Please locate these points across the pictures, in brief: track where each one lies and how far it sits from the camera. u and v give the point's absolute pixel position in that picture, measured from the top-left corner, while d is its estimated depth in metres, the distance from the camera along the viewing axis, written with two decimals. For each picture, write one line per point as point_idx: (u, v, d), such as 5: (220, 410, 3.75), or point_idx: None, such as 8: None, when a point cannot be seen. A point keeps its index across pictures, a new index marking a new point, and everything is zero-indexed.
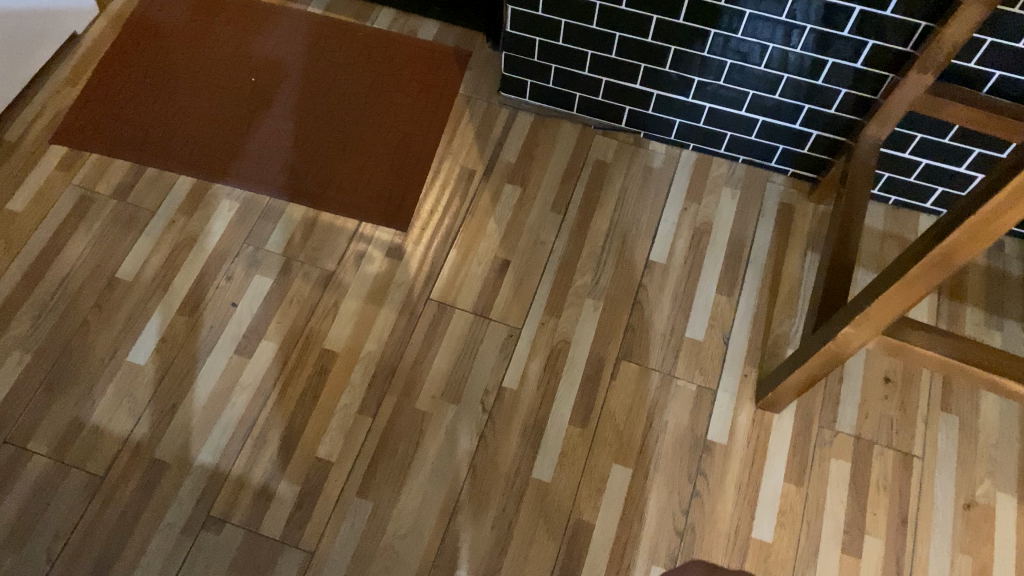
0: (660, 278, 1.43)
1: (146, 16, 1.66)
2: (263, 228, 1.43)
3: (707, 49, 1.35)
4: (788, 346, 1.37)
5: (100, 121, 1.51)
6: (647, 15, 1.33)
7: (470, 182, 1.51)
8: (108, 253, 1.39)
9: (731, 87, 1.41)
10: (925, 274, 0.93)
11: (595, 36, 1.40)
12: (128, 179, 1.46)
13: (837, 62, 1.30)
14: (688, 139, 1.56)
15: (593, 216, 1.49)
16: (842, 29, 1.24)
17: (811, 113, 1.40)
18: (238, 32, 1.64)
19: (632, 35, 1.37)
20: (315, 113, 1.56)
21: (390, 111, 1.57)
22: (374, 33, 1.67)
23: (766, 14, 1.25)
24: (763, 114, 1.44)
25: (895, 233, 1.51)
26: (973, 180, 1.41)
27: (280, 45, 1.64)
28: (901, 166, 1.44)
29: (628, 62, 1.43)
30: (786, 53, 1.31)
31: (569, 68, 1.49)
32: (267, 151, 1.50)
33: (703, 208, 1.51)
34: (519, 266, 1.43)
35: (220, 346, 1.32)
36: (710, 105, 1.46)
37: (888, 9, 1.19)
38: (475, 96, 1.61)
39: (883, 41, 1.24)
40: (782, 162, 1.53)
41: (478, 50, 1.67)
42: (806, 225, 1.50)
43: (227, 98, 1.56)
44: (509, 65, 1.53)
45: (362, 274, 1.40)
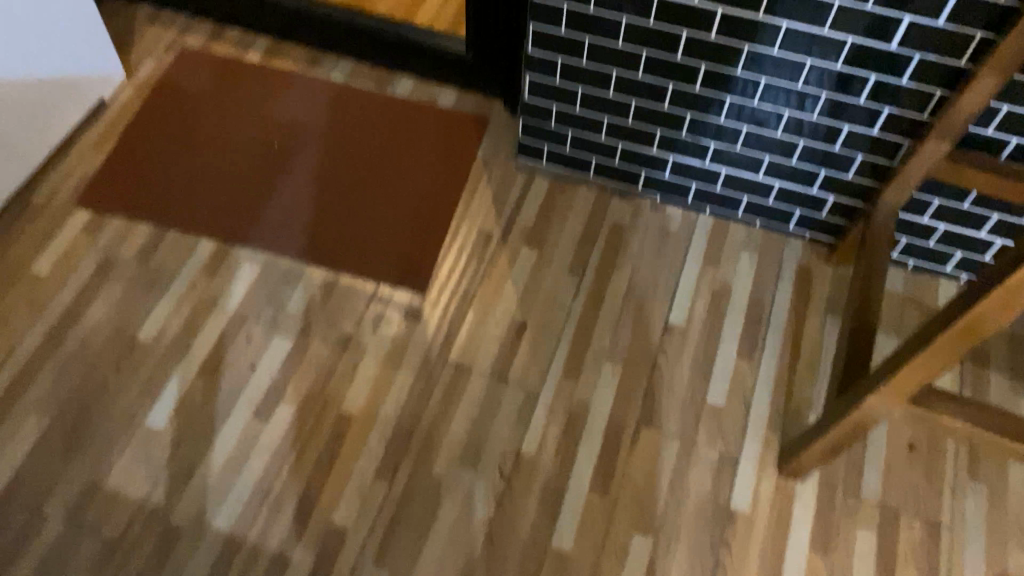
0: (679, 342, 1.42)
1: (171, 81, 1.69)
2: (283, 291, 1.44)
3: (722, 115, 1.37)
4: (810, 413, 1.35)
5: (126, 186, 1.54)
6: (663, 83, 1.35)
7: (488, 244, 1.52)
8: (129, 315, 1.40)
9: (747, 152, 1.42)
10: (951, 343, 0.92)
11: (612, 103, 1.42)
12: (151, 242, 1.48)
13: (853, 129, 1.31)
14: (705, 202, 1.56)
15: (611, 279, 1.49)
16: (857, 97, 1.26)
17: (828, 177, 1.41)
18: (261, 98, 1.67)
19: (649, 102, 1.39)
20: (336, 177, 1.58)
21: (410, 176, 1.59)
22: (394, 99, 1.70)
23: (781, 82, 1.27)
24: (779, 179, 1.45)
25: (916, 297, 1.50)
26: (994, 244, 1.40)
27: (301, 110, 1.67)
28: (920, 230, 1.44)
29: (645, 128, 1.45)
30: (801, 119, 1.32)
31: (586, 133, 1.51)
32: (287, 215, 1.52)
33: (722, 271, 1.51)
34: (536, 328, 1.42)
35: (237, 409, 1.31)
36: (726, 170, 1.47)
37: (903, 77, 1.20)
38: (493, 160, 1.63)
39: (899, 108, 1.25)
40: (799, 225, 1.53)
41: (496, 115, 1.69)
42: (825, 289, 1.49)
43: (249, 163, 1.58)
44: (527, 130, 1.55)
45: (380, 336, 1.40)
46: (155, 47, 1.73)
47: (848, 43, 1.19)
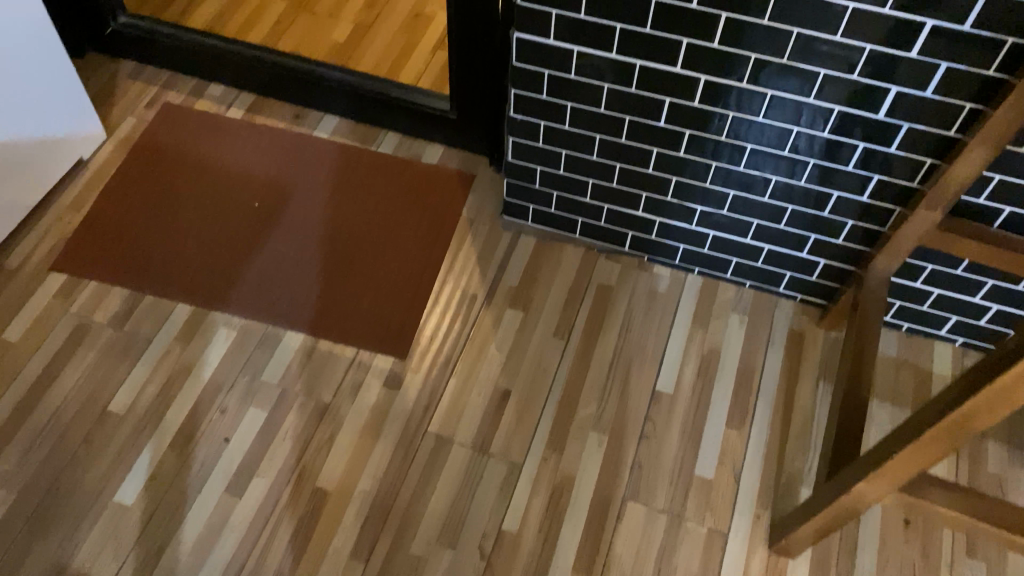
0: (668, 409, 1.38)
1: (153, 138, 1.66)
2: (259, 358, 1.40)
3: (708, 180, 1.34)
4: (802, 486, 1.31)
5: (104, 248, 1.51)
6: (647, 148, 1.32)
7: (472, 305, 1.48)
8: (101, 384, 1.36)
9: (735, 216, 1.39)
10: (942, 436, 0.88)
11: (596, 166, 1.40)
12: (126, 307, 1.44)
13: (842, 195, 1.28)
14: (693, 263, 1.53)
15: (598, 342, 1.45)
16: (846, 165, 1.23)
17: (818, 242, 1.38)
18: (244, 156, 1.65)
19: (633, 166, 1.37)
20: (319, 238, 1.55)
21: (393, 236, 1.56)
22: (379, 156, 1.67)
23: (767, 149, 1.25)
24: (768, 242, 1.42)
25: (910, 361, 1.46)
26: (989, 308, 1.37)
27: (285, 168, 1.64)
28: (913, 294, 1.41)
29: (630, 191, 1.42)
30: (790, 185, 1.30)
31: (571, 195, 1.48)
32: (267, 278, 1.49)
33: (711, 334, 1.47)
34: (520, 394, 1.38)
35: (211, 483, 1.27)
36: (713, 232, 1.44)
37: (893, 145, 1.18)
38: (477, 218, 1.60)
39: (889, 177, 1.22)
40: (790, 287, 1.50)
41: (482, 172, 1.67)
42: (817, 353, 1.46)
43: (230, 224, 1.55)
44: (512, 191, 1.53)
45: (358, 404, 1.36)
46: (136, 104, 1.71)
47: (834, 112, 1.16)
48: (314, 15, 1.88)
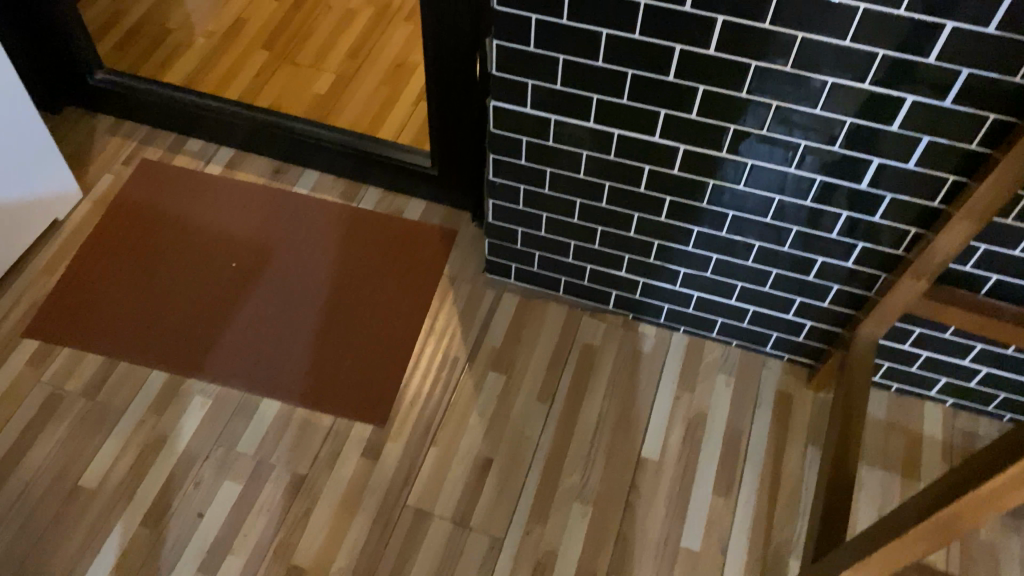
0: (653, 477, 1.35)
1: (130, 197, 1.64)
2: (235, 428, 1.37)
3: (691, 244, 1.33)
4: (791, 558, 1.27)
5: (77, 314, 1.48)
6: (629, 213, 1.32)
7: (453, 369, 1.45)
8: (73, 457, 1.33)
9: (719, 278, 1.38)
10: (928, 534, 0.86)
11: (578, 229, 1.39)
12: (100, 375, 1.41)
13: (827, 261, 1.27)
14: (679, 322, 1.50)
15: (582, 406, 1.42)
16: (830, 232, 1.22)
17: (804, 304, 1.36)
18: (222, 215, 1.62)
19: (616, 230, 1.36)
20: (297, 300, 1.52)
21: (373, 297, 1.53)
22: (360, 213, 1.65)
23: (749, 216, 1.24)
24: (754, 304, 1.40)
25: (900, 424, 1.43)
26: (979, 371, 1.35)
27: (263, 227, 1.61)
28: (901, 355, 1.39)
29: (614, 253, 1.41)
30: (774, 250, 1.29)
31: (554, 255, 1.46)
32: (244, 343, 1.46)
33: (697, 397, 1.44)
34: (503, 463, 1.35)
35: (183, 562, 1.24)
36: (698, 293, 1.43)
37: (876, 214, 1.16)
38: (460, 277, 1.57)
39: (874, 244, 1.21)
40: (777, 347, 1.47)
41: (465, 228, 1.64)
42: (805, 416, 1.43)
43: (207, 286, 1.53)
44: (494, 250, 1.51)
45: (336, 475, 1.33)
46: (113, 161, 1.69)
47: (816, 182, 1.15)
48: (294, 66, 1.86)
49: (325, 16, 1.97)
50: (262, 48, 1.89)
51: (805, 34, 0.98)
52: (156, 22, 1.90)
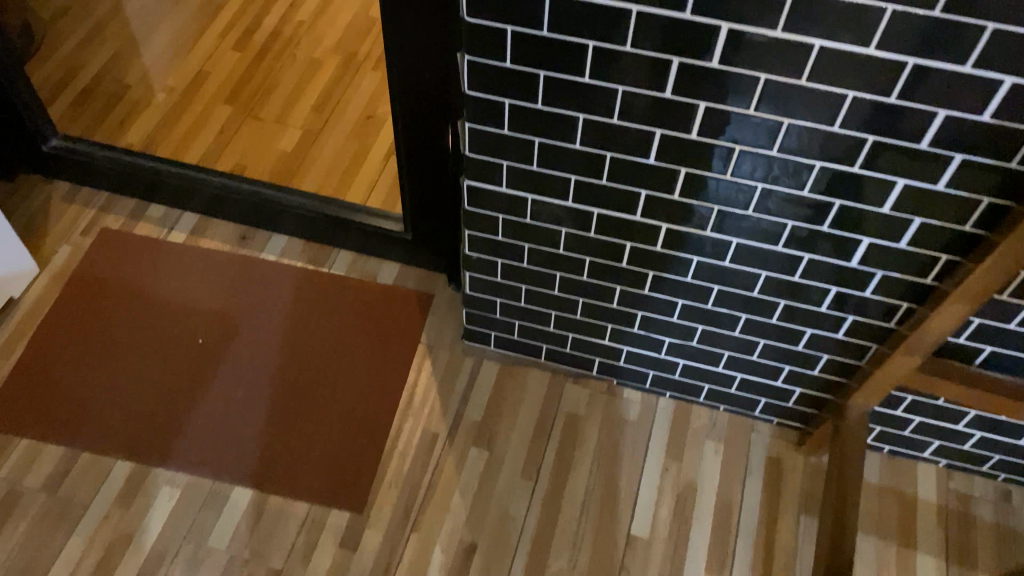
0: (643, 555, 1.30)
1: (90, 270, 1.57)
2: (205, 520, 1.30)
3: (676, 314, 1.29)
4: None
5: (36, 401, 1.40)
6: (611, 285, 1.28)
7: (433, 446, 1.39)
8: (33, 560, 1.25)
9: (705, 347, 1.34)
10: None
11: (558, 300, 1.34)
12: (61, 467, 1.34)
13: (816, 332, 1.23)
14: (664, 387, 1.46)
15: (568, 480, 1.37)
16: (819, 305, 1.18)
17: (792, 372, 1.32)
18: (187, 287, 1.56)
19: (598, 300, 1.32)
20: (267, 376, 1.46)
21: (345, 370, 1.47)
22: (330, 279, 1.59)
23: (735, 289, 1.21)
24: (742, 371, 1.36)
25: (893, 487, 1.40)
26: (973, 435, 1.32)
27: (230, 298, 1.55)
28: (893, 420, 1.36)
29: (596, 322, 1.37)
30: (761, 322, 1.25)
31: (535, 323, 1.42)
32: (213, 426, 1.40)
33: (686, 466, 1.39)
34: (487, 548, 1.30)
35: None
36: (685, 360, 1.38)
37: (867, 289, 1.13)
38: (437, 345, 1.52)
39: (864, 317, 1.17)
40: (766, 411, 1.43)
41: (441, 292, 1.59)
42: (797, 484, 1.38)
43: (172, 365, 1.46)
44: (472, 319, 1.46)
45: (312, 569, 1.26)
46: (71, 231, 1.62)
47: (804, 259, 1.12)
48: (259, 121, 1.80)
49: (290, 66, 1.90)
50: (225, 102, 1.82)
51: (790, 120, 0.94)
52: (113, 78, 1.83)
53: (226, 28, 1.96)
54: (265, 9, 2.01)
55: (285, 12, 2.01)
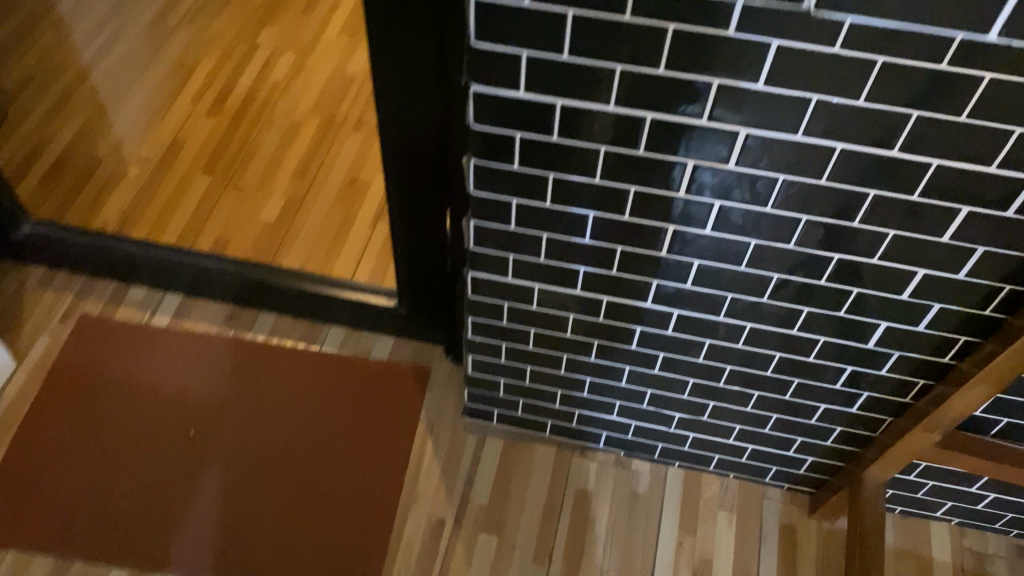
0: None
1: (71, 361, 1.51)
2: None
3: (687, 392, 1.26)
4: None
5: (21, 507, 1.34)
6: (620, 365, 1.24)
7: (440, 534, 1.35)
8: None
9: (716, 422, 1.31)
10: None
11: (565, 380, 1.31)
12: None
13: (829, 407, 1.21)
14: (673, 458, 1.43)
15: (582, 563, 1.33)
16: (834, 382, 1.16)
17: (805, 443, 1.30)
18: (174, 374, 1.50)
19: (605, 380, 1.28)
20: (263, 466, 1.41)
21: (344, 454, 1.43)
22: (323, 357, 1.54)
23: (748, 368, 1.18)
24: (753, 442, 1.34)
25: (908, 549, 1.38)
26: (986, 496, 1.31)
27: (221, 383, 1.50)
28: (906, 483, 1.34)
29: (603, 399, 1.33)
30: (774, 398, 1.23)
31: (539, 401, 1.37)
32: (210, 523, 1.34)
33: (700, 540, 1.37)
34: None
35: None
36: (694, 433, 1.35)
37: (883, 368, 1.11)
38: (438, 423, 1.48)
39: (879, 393, 1.15)
40: (777, 478, 1.41)
41: (438, 365, 1.55)
42: (812, 552, 1.36)
43: (163, 459, 1.40)
44: (474, 397, 1.42)
45: None
46: (48, 320, 1.56)
47: (819, 341, 1.10)
48: (239, 191, 1.74)
49: (268, 131, 1.85)
50: (203, 172, 1.77)
51: (808, 217, 0.92)
52: (84, 152, 1.77)
53: (199, 92, 1.91)
54: (238, 71, 1.96)
55: (258, 73, 1.97)
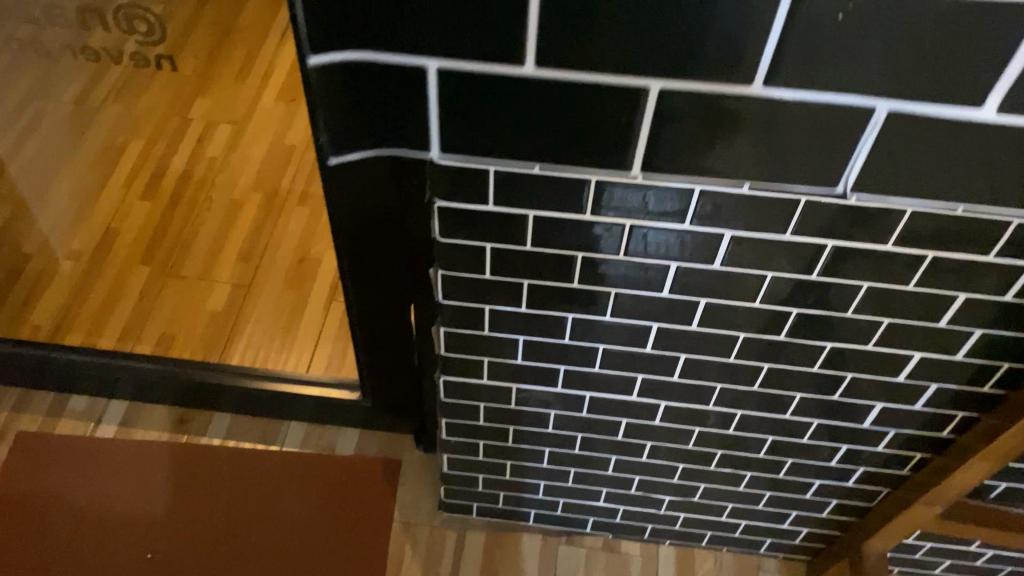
0: None
1: (8, 486, 1.39)
2: None
3: (676, 476, 1.20)
4: None
5: None
6: (605, 455, 1.18)
7: None
8: None
9: (708, 501, 1.26)
10: None
11: (548, 471, 1.24)
12: None
13: (825, 482, 1.16)
14: (664, 536, 1.37)
15: None
16: (829, 460, 1.11)
17: (800, 515, 1.25)
18: (125, 491, 1.39)
19: (590, 469, 1.22)
20: None
21: (316, 564, 1.33)
22: (285, 457, 1.45)
23: (740, 452, 1.13)
24: (746, 518, 1.28)
25: None
26: (985, 553, 1.28)
27: (176, 497, 1.39)
28: (904, 546, 1.30)
29: (589, 487, 1.26)
30: (767, 477, 1.17)
31: (520, 492, 1.30)
32: None
33: None
34: None
35: None
36: (685, 513, 1.30)
37: (879, 445, 1.06)
38: (414, 521, 1.39)
39: (876, 466, 1.11)
40: (772, 549, 1.36)
41: (409, 456, 1.46)
42: None
43: None
44: (450, 493, 1.33)
45: None
46: None
47: (813, 424, 1.05)
48: (182, 280, 1.64)
49: (207, 212, 1.76)
50: (141, 263, 1.66)
51: (799, 310, 0.87)
52: (9, 250, 1.64)
53: (131, 175, 1.80)
54: (171, 150, 1.86)
55: (193, 150, 1.87)
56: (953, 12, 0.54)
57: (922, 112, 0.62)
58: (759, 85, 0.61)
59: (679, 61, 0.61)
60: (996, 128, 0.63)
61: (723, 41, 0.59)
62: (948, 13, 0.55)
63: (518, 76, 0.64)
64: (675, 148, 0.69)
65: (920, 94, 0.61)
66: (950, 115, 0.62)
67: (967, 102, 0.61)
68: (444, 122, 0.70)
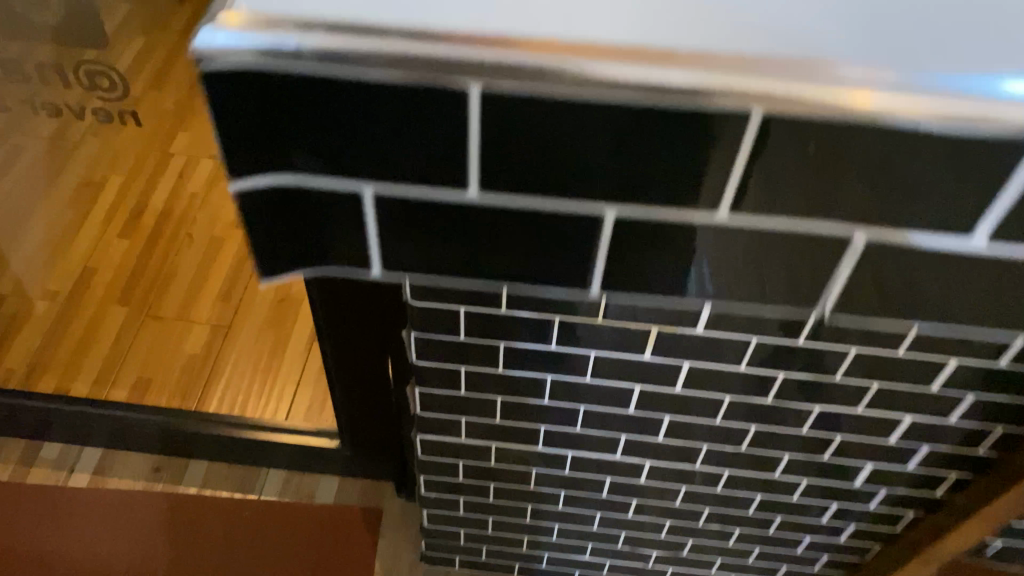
0: None
1: None
2: None
3: (663, 531, 1.17)
4: None
5: None
6: (590, 511, 1.14)
7: None
8: None
9: (696, 555, 1.22)
10: None
11: (531, 526, 1.20)
12: None
13: (816, 538, 1.13)
14: None
15: None
16: (819, 517, 1.08)
17: (791, 569, 1.22)
18: (96, 544, 1.35)
19: (575, 524, 1.18)
20: None
21: None
22: (262, 506, 1.41)
23: (728, 509, 1.09)
24: (736, 571, 1.25)
25: None
26: None
27: (149, 549, 1.35)
28: None
29: (574, 541, 1.23)
30: (756, 533, 1.14)
31: (504, 545, 1.26)
32: None
33: None
34: None
35: None
36: (674, 566, 1.26)
37: (871, 503, 1.03)
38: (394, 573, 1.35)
39: (868, 523, 1.08)
40: None
41: (390, 505, 1.43)
42: None
43: None
44: (431, 545, 1.30)
45: None
46: None
47: (802, 483, 1.01)
48: (159, 321, 1.61)
49: (187, 250, 1.72)
50: (118, 304, 1.62)
51: (785, 374, 0.84)
52: None
53: (109, 212, 1.77)
54: (151, 185, 1.83)
55: (173, 186, 1.84)
56: (931, 142, 0.49)
57: (905, 241, 0.57)
58: (726, 210, 0.56)
59: (638, 187, 0.55)
60: (989, 257, 0.57)
61: (682, 169, 0.54)
62: (925, 143, 0.50)
63: (460, 198, 0.58)
64: (641, 268, 0.63)
65: (904, 224, 0.55)
66: (938, 245, 0.57)
67: (955, 230, 0.55)
68: (382, 238, 0.63)
